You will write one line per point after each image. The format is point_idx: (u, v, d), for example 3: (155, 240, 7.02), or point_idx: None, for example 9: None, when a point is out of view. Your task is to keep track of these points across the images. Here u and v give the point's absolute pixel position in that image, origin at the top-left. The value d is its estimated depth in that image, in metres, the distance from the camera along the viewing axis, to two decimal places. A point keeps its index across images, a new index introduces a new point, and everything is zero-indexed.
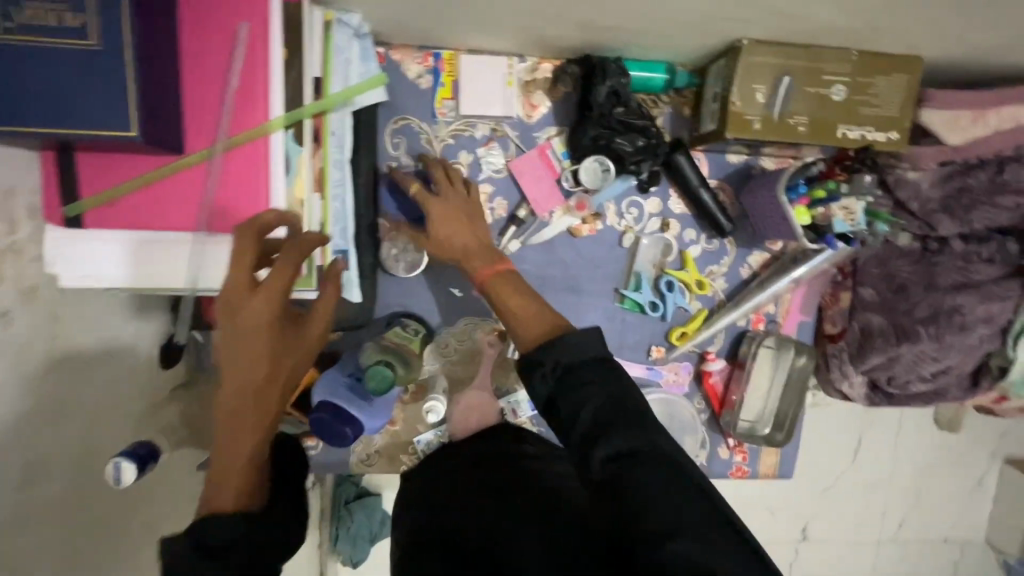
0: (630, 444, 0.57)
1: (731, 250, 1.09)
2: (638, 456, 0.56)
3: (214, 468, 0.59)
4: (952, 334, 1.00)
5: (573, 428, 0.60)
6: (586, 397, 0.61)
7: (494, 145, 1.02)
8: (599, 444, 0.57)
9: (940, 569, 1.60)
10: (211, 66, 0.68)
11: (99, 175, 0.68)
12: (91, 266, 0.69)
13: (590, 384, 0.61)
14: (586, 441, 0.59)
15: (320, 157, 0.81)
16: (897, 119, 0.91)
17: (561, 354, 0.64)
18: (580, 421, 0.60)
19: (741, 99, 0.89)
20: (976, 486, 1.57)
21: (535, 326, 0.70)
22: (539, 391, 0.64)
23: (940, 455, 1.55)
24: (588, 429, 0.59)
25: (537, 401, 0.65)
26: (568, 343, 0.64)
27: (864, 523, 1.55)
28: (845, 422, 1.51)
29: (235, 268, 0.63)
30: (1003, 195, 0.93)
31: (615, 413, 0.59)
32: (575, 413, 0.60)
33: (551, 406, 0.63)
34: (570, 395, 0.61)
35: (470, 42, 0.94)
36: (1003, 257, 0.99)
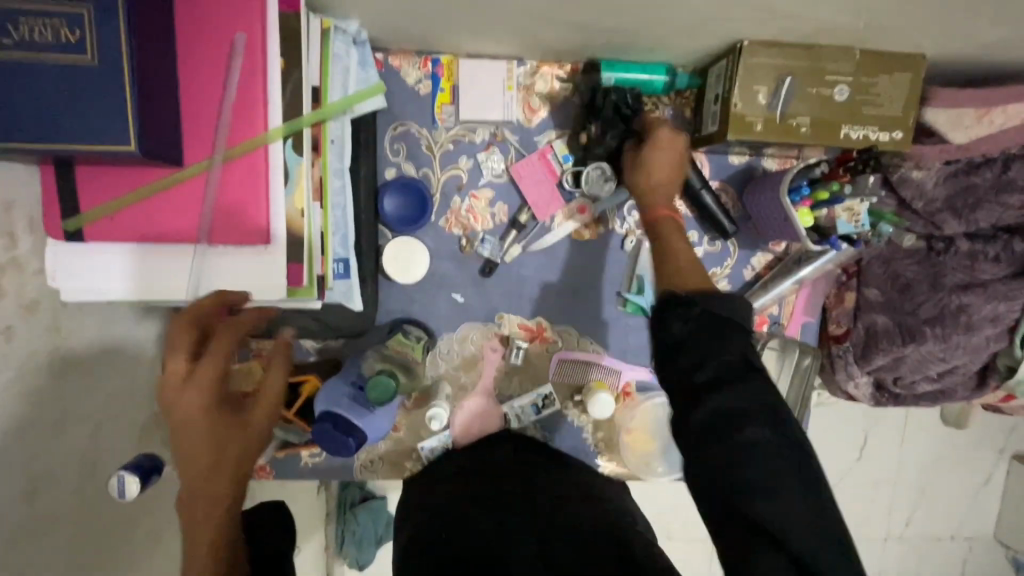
0: (737, 408, 0.57)
1: (733, 251, 1.08)
2: (744, 425, 0.56)
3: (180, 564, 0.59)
4: (958, 334, 0.99)
5: (689, 377, 0.60)
6: (710, 351, 0.60)
7: (494, 149, 1.01)
8: (701, 406, 0.58)
9: (948, 566, 1.59)
10: (208, 77, 0.68)
11: (98, 188, 0.68)
12: (93, 279, 0.70)
13: (706, 330, 0.61)
14: (693, 400, 0.59)
15: (319, 166, 0.80)
16: (901, 118, 0.90)
17: (707, 305, 0.63)
18: (685, 361, 0.61)
19: (743, 100, 0.88)
20: (984, 482, 1.56)
21: (680, 272, 0.71)
22: (672, 333, 0.63)
23: (947, 453, 1.55)
24: (698, 387, 0.59)
25: (666, 340, 0.64)
26: (717, 301, 0.64)
27: (870, 521, 1.55)
28: (850, 419, 1.51)
29: (171, 357, 0.63)
30: (1009, 193, 0.91)
31: (724, 374, 0.58)
32: (696, 366, 0.60)
33: (673, 348, 0.63)
34: (703, 343, 0.61)
35: (470, 47, 0.94)
36: (1010, 256, 0.95)
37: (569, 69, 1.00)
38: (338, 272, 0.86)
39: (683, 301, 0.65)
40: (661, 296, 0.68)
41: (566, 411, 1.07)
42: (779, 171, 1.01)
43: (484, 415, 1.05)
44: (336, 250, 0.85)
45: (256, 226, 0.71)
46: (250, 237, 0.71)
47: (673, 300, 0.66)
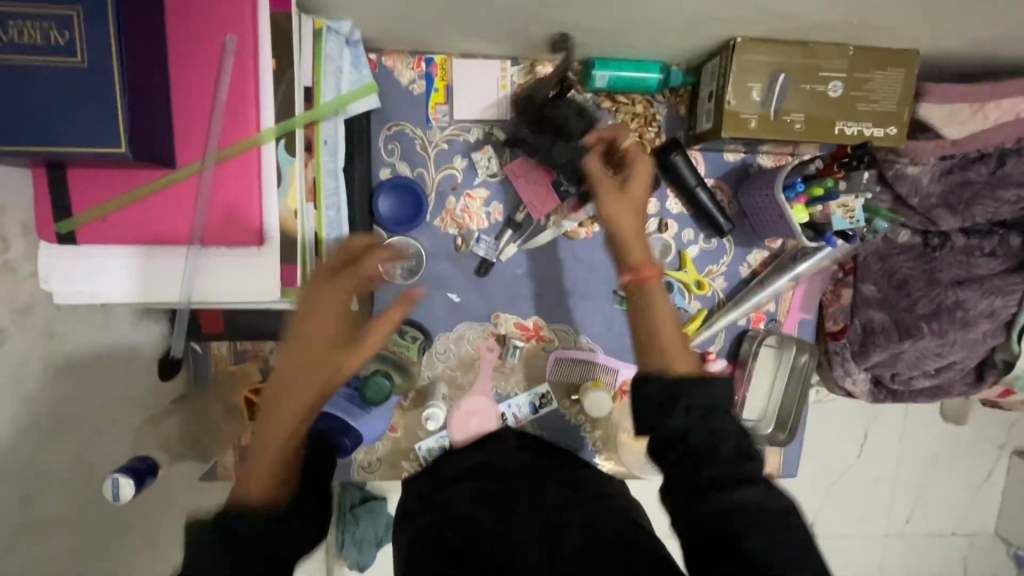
0: (738, 478, 0.61)
1: (730, 249, 1.08)
2: (745, 489, 0.60)
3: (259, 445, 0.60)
4: (954, 331, 0.99)
5: (692, 443, 0.64)
6: (714, 431, 0.64)
7: (488, 149, 1.01)
8: (704, 469, 0.62)
9: (949, 563, 1.58)
10: (199, 78, 0.68)
11: (91, 191, 0.67)
12: (87, 282, 0.69)
13: (708, 413, 0.65)
14: (694, 465, 0.63)
15: (313, 167, 0.79)
16: (896, 113, 0.90)
17: (696, 398, 0.66)
18: (689, 440, 0.64)
19: (736, 96, 0.88)
20: (984, 478, 1.56)
21: (666, 351, 0.70)
22: (673, 421, 0.64)
23: (948, 449, 1.55)
24: (701, 453, 0.63)
25: (667, 429, 0.65)
26: (691, 380, 0.67)
27: (871, 518, 1.54)
28: (849, 416, 1.51)
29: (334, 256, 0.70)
30: (1005, 188, 0.92)
31: (727, 455, 0.63)
32: (700, 438, 0.64)
33: (670, 435, 0.65)
34: (706, 421, 0.65)
35: (464, 47, 0.94)
36: (1006, 251, 0.97)
37: None
38: None
39: (677, 396, 0.66)
40: (654, 385, 0.67)
41: (563, 411, 1.08)
42: (776, 168, 1.02)
43: (481, 414, 1.04)
44: None
45: (249, 225, 0.71)
46: (242, 238, 0.71)
47: (668, 397, 0.66)
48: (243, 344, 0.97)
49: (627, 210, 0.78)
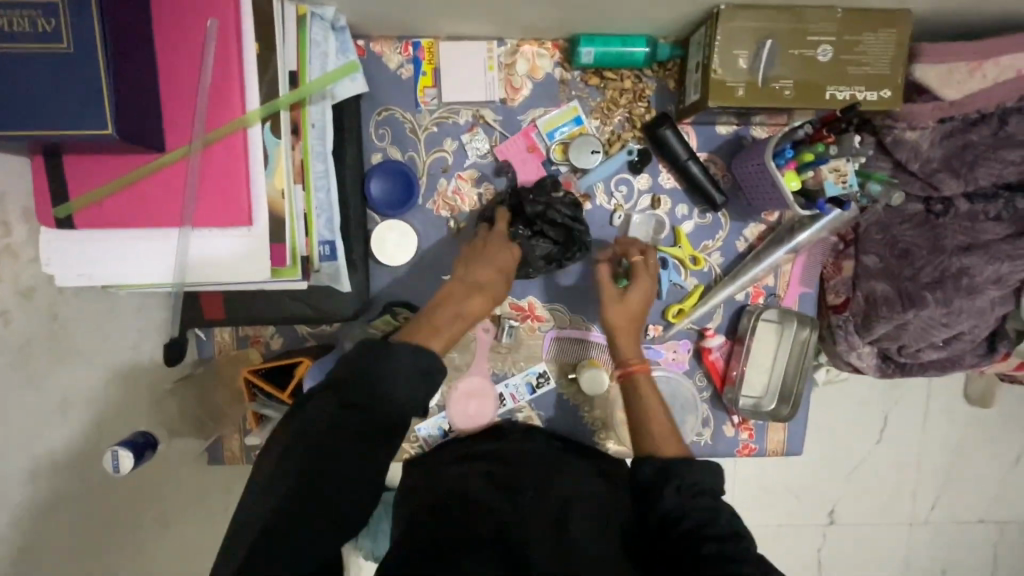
0: (729, 553, 0.63)
1: (725, 223, 1.06)
2: (740, 565, 0.62)
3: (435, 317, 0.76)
4: (960, 299, 0.96)
5: (678, 523, 0.68)
6: (705, 512, 0.68)
7: (477, 130, 1.01)
8: (702, 546, 0.64)
9: (979, 550, 1.54)
10: (184, 63, 0.70)
11: (84, 177, 0.70)
12: (84, 265, 0.72)
13: (697, 495, 0.70)
14: (691, 539, 0.65)
15: (300, 149, 0.81)
16: (889, 76, 0.88)
17: (686, 478, 0.71)
18: (685, 522, 0.67)
19: (723, 65, 0.87)
20: (1015, 460, 1.51)
21: (657, 440, 0.79)
22: (666, 503, 0.70)
23: (974, 430, 1.50)
24: (691, 527, 0.66)
25: (657, 511, 0.70)
26: (679, 461, 0.73)
27: (896, 505, 1.51)
28: (868, 402, 1.48)
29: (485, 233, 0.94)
30: (1009, 149, 0.88)
31: (718, 531, 0.65)
32: (698, 523, 0.67)
33: (665, 519, 0.69)
34: (700, 509, 0.68)
35: (449, 29, 0.95)
36: (1012, 215, 0.93)
37: (550, 46, 1.00)
38: (325, 254, 0.87)
39: (670, 473, 0.72)
40: (649, 465, 0.74)
41: (562, 391, 1.08)
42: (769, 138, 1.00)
43: (481, 397, 1.06)
44: (322, 232, 0.86)
45: (238, 206, 0.73)
46: (232, 218, 0.73)
47: (660, 475, 0.73)
48: (244, 330, 0.99)
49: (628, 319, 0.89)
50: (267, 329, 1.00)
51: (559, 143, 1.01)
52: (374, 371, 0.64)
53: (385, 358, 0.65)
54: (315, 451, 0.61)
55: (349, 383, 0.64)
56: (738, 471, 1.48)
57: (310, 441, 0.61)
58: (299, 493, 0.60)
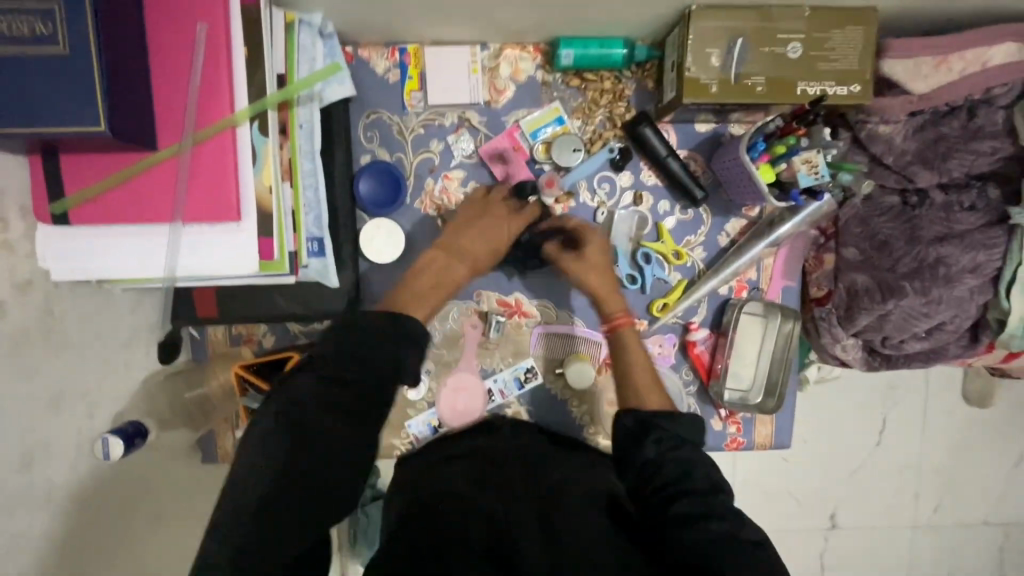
0: (703, 509, 0.68)
1: (706, 219, 1.09)
2: (714, 519, 0.66)
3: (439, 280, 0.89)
4: (939, 288, 0.97)
5: (656, 474, 0.73)
6: (682, 469, 0.73)
7: (463, 132, 1.04)
8: (675, 504, 0.69)
9: (984, 552, 1.52)
10: (176, 65, 0.73)
11: (80, 175, 0.73)
12: (81, 260, 0.75)
13: (675, 446, 0.76)
14: (665, 499, 0.71)
15: (288, 148, 0.85)
16: (858, 71, 0.91)
17: (665, 432, 0.78)
18: (663, 471, 0.73)
19: (696, 63, 0.90)
20: (1018, 459, 1.51)
21: (641, 391, 0.87)
22: (644, 455, 0.76)
23: (974, 429, 1.50)
24: (667, 482, 0.72)
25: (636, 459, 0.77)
26: (660, 416, 0.80)
27: (898, 507, 1.50)
28: (866, 403, 1.48)
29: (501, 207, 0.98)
30: (978, 140, 0.92)
31: (694, 486, 0.71)
32: (674, 477, 0.72)
33: (644, 468, 0.75)
34: (678, 462, 0.74)
35: (434, 34, 0.99)
36: (986, 204, 0.95)
37: (531, 50, 1.04)
38: (313, 251, 0.91)
39: (651, 425, 0.79)
40: (630, 417, 0.81)
41: (549, 386, 1.10)
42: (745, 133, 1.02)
43: (470, 391, 1.08)
44: (310, 229, 0.90)
45: (227, 202, 0.76)
46: (221, 214, 0.76)
47: (642, 426, 0.79)
48: (237, 328, 1.02)
49: (590, 276, 0.97)
50: (259, 327, 1.03)
51: (542, 142, 1.04)
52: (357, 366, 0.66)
53: (362, 336, 0.68)
54: (318, 453, 0.62)
55: (338, 381, 0.65)
56: (736, 474, 1.48)
57: (307, 442, 0.62)
58: (276, 486, 0.61)
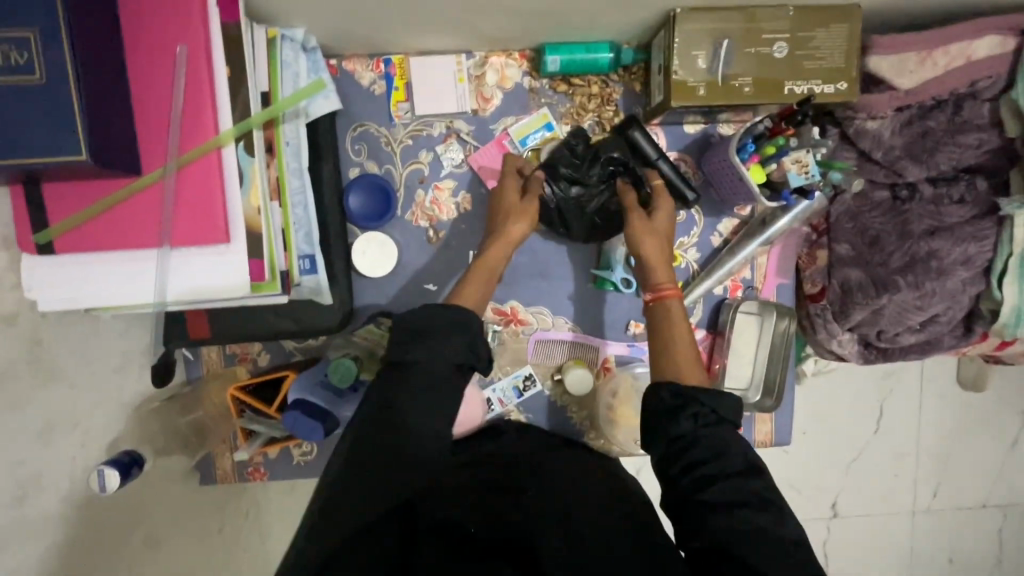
0: (740, 496, 0.63)
1: (699, 219, 1.08)
2: (750, 510, 0.62)
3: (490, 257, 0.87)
4: (930, 281, 0.98)
5: (688, 454, 0.66)
6: (716, 449, 0.66)
7: (451, 141, 1.04)
8: (709, 491, 0.64)
9: (984, 538, 1.54)
10: (156, 88, 0.72)
11: (64, 202, 0.72)
12: (69, 289, 0.74)
13: (714, 425, 0.68)
14: (699, 484, 0.65)
15: (275, 167, 0.84)
16: (844, 68, 0.91)
17: (706, 405, 0.69)
18: (693, 451, 0.66)
19: (682, 65, 0.90)
20: (1013, 445, 1.52)
21: (680, 364, 0.76)
22: (680, 428, 0.68)
23: (970, 417, 1.51)
24: (701, 463, 0.65)
25: (670, 433, 0.68)
26: (702, 389, 0.70)
27: (899, 494, 1.51)
28: (864, 395, 1.49)
29: (506, 192, 0.95)
30: (964, 134, 0.93)
31: (728, 465, 0.65)
32: (706, 457, 0.65)
33: (675, 443, 0.68)
34: (712, 441, 0.66)
35: (418, 44, 0.98)
36: (974, 196, 0.96)
37: (517, 56, 1.03)
38: (305, 268, 0.91)
39: (689, 401, 0.69)
40: (668, 390, 0.71)
41: (548, 393, 1.10)
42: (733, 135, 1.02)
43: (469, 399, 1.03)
44: (302, 247, 0.90)
45: (215, 225, 0.75)
46: (210, 236, 0.75)
47: (679, 399, 0.70)
48: (231, 348, 1.02)
49: (651, 237, 0.88)
50: (254, 345, 1.03)
51: (531, 150, 1.04)
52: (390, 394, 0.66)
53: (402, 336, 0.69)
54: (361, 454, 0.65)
55: (370, 412, 0.67)
56: None
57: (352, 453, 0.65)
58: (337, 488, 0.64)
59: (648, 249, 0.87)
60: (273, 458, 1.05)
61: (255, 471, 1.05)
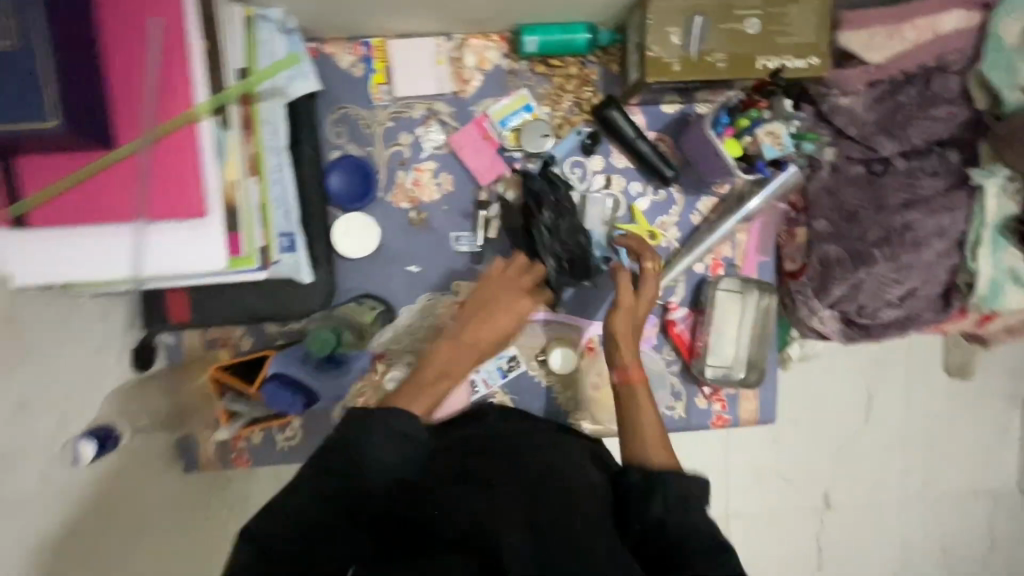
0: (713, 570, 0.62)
1: (679, 199, 1.10)
2: None
3: (450, 353, 0.82)
4: (907, 253, 1.00)
5: (659, 539, 0.66)
6: (687, 525, 0.66)
7: (432, 123, 1.04)
8: (688, 562, 0.63)
9: (974, 525, 1.54)
10: (129, 59, 0.71)
11: (36, 175, 0.71)
12: (42, 263, 0.73)
13: (683, 510, 0.67)
14: (676, 562, 0.63)
15: (252, 143, 0.85)
16: (815, 44, 0.93)
17: (672, 489, 0.68)
18: (667, 533, 0.65)
19: (657, 42, 0.91)
20: (1000, 431, 1.53)
21: (646, 447, 0.76)
22: (650, 513, 0.67)
23: (957, 404, 1.52)
24: (671, 540, 0.65)
25: (642, 522, 0.67)
26: (670, 473, 0.70)
27: (889, 482, 1.52)
28: (850, 382, 1.50)
29: (498, 291, 0.89)
30: (935, 106, 0.95)
31: (700, 541, 0.64)
32: (677, 534, 0.65)
33: (647, 528, 0.67)
34: (682, 522, 0.66)
35: (397, 26, 0.99)
36: (945, 168, 0.99)
37: (496, 38, 1.04)
38: (284, 247, 0.90)
39: (658, 483, 0.69)
40: (638, 471, 0.71)
41: (532, 373, 1.10)
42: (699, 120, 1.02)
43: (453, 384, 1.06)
44: (280, 225, 0.90)
45: (192, 197, 0.74)
46: (185, 210, 0.74)
47: (647, 481, 0.70)
48: (212, 333, 1.05)
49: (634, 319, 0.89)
50: (236, 330, 1.05)
51: (512, 130, 1.04)
52: (352, 442, 0.64)
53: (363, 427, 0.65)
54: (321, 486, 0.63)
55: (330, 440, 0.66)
56: (727, 460, 1.49)
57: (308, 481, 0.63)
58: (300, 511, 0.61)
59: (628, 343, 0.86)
60: (256, 443, 1.06)
61: (239, 458, 1.07)
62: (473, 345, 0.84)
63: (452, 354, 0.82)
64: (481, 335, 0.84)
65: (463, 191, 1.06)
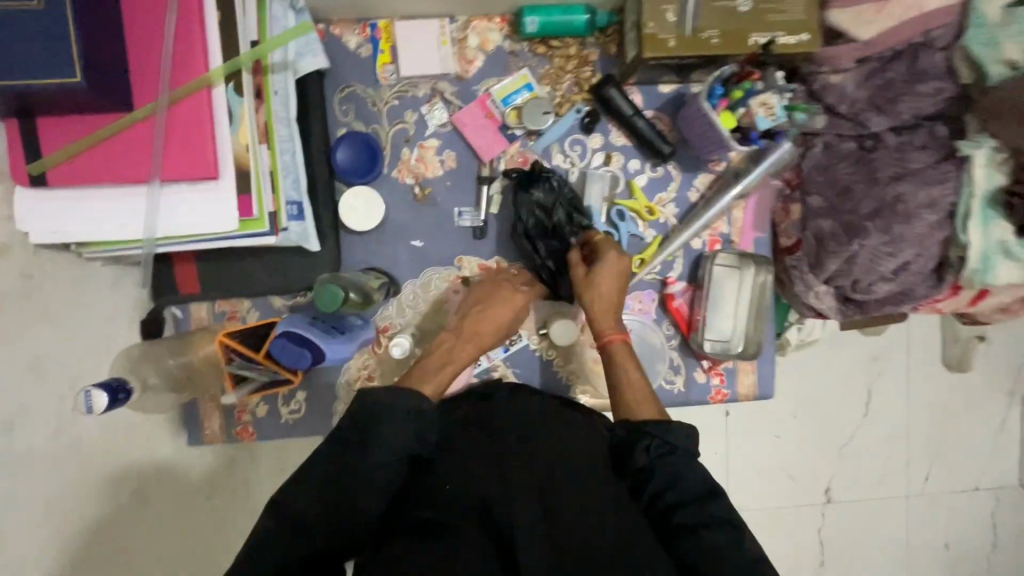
0: (698, 518, 0.70)
1: (676, 175, 1.12)
2: (709, 530, 0.68)
3: (447, 344, 0.91)
4: (899, 224, 1.01)
5: (648, 487, 0.73)
6: (675, 472, 0.73)
7: (436, 102, 1.07)
8: (675, 512, 0.71)
9: (975, 520, 1.55)
10: (147, 24, 0.74)
11: (58, 135, 0.74)
12: (60, 221, 0.76)
13: (667, 455, 0.74)
14: (666, 510, 0.71)
15: (263, 112, 0.87)
16: (805, 21, 0.96)
17: (654, 437, 0.75)
18: (653, 482, 0.72)
19: (653, 19, 0.95)
20: (1001, 425, 1.54)
21: (632, 403, 0.84)
22: (635, 463, 0.74)
23: (958, 397, 1.53)
24: (661, 493, 0.72)
25: (629, 468, 0.75)
26: (654, 423, 0.76)
27: (890, 477, 1.53)
28: (850, 371, 1.51)
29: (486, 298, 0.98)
30: (922, 82, 0.99)
31: (687, 492, 0.72)
32: (664, 487, 0.72)
33: (637, 475, 0.74)
34: (667, 469, 0.73)
35: (402, 8, 1.03)
36: (934, 142, 1.01)
37: (498, 20, 1.08)
38: (292, 214, 0.93)
39: (642, 433, 0.76)
40: (622, 425, 0.79)
41: (533, 347, 1.11)
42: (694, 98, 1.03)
43: None
44: (289, 193, 0.92)
45: (205, 158, 0.77)
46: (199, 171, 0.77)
47: (631, 432, 0.77)
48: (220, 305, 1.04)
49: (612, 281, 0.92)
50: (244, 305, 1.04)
51: (513, 108, 1.07)
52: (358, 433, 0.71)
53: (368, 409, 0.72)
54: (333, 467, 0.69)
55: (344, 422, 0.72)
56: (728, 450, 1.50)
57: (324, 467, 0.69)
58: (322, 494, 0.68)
59: (601, 309, 0.91)
60: (262, 415, 1.06)
61: (244, 430, 1.06)
62: (473, 336, 0.93)
63: (451, 346, 0.91)
64: (480, 329, 0.94)
65: (466, 168, 1.08)
